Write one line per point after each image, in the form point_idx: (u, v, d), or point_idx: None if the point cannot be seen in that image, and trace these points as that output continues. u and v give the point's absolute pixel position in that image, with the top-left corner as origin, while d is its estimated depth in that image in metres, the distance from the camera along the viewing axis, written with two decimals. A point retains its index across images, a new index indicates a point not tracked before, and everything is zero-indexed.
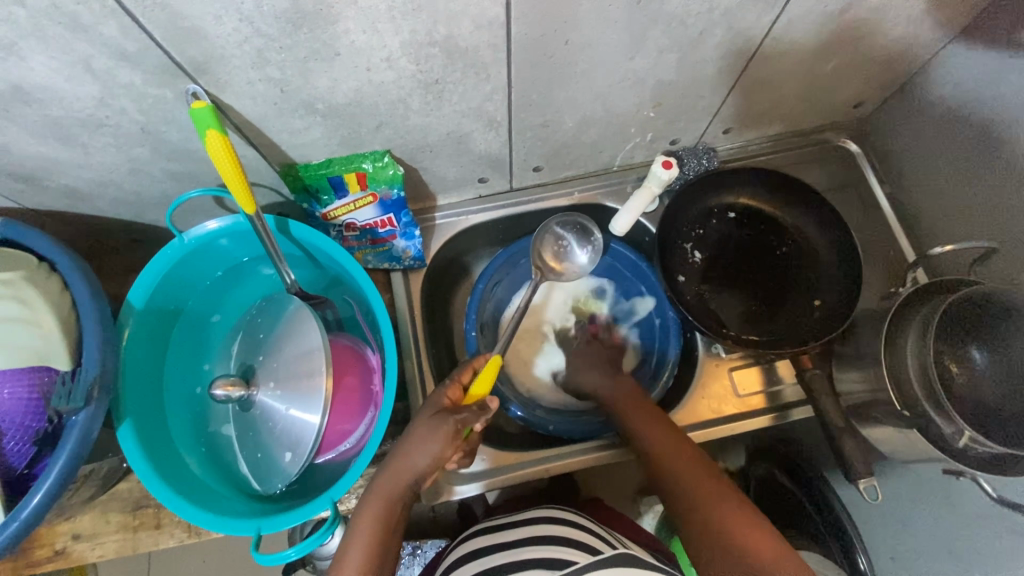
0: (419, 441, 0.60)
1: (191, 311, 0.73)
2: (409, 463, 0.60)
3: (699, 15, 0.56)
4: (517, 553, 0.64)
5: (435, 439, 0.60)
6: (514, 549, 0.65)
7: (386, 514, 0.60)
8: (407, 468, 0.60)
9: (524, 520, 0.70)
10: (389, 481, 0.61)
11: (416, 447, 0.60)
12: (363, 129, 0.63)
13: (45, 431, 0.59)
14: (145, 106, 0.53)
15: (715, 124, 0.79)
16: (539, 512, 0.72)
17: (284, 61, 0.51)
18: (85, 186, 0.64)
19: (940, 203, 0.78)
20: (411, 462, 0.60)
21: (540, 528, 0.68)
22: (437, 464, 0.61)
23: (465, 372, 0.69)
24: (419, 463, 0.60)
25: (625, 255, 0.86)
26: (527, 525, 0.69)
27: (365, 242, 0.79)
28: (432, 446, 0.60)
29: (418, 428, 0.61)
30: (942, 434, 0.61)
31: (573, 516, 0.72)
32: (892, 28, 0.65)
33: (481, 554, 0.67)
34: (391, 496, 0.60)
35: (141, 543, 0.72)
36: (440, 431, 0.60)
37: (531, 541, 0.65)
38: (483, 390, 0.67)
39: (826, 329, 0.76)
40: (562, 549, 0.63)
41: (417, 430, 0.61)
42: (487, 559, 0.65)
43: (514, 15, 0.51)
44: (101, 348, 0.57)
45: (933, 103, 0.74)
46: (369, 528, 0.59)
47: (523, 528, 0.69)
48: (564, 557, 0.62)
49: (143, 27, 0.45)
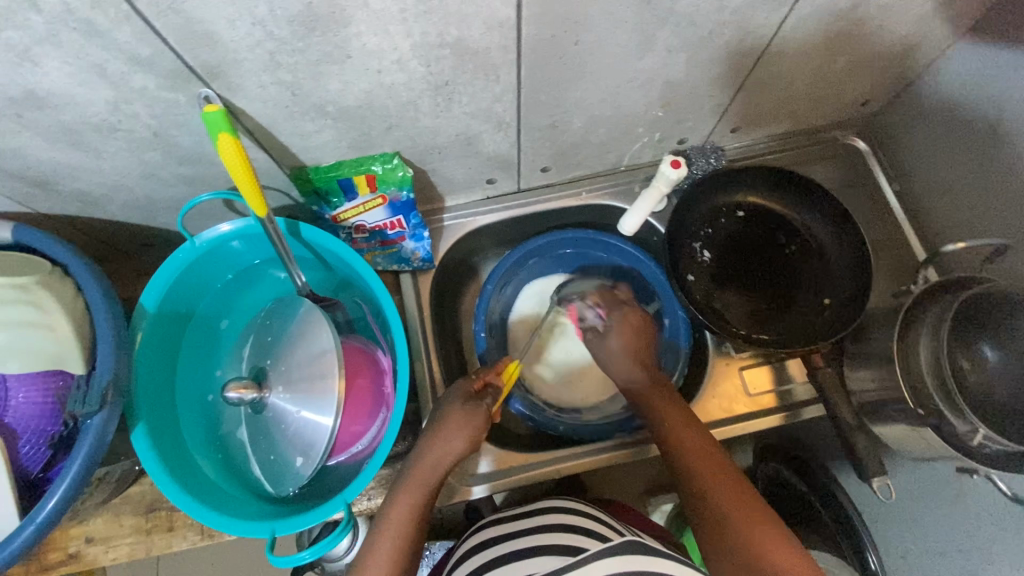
0: (453, 429, 0.64)
1: (201, 314, 0.73)
2: (444, 449, 0.63)
3: (709, 14, 0.56)
4: (536, 541, 0.64)
5: (473, 422, 0.64)
6: (532, 537, 0.65)
7: (414, 505, 0.62)
8: (442, 456, 0.63)
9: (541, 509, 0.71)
10: (422, 468, 0.63)
11: (452, 432, 0.63)
12: (372, 131, 0.63)
13: (61, 434, 0.59)
14: (157, 110, 0.54)
15: (722, 123, 0.79)
16: (551, 503, 0.73)
17: (296, 64, 0.51)
18: (97, 190, 0.64)
19: (949, 201, 0.77)
20: (447, 448, 0.63)
21: (553, 518, 0.68)
22: (468, 448, 0.64)
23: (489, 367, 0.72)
24: (456, 447, 0.63)
25: (634, 257, 0.87)
26: (540, 515, 0.70)
27: (374, 244, 0.79)
28: (469, 430, 0.64)
29: (451, 414, 0.64)
30: (956, 432, 0.61)
31: (587, 508, 0.72)
32: (900, 25, 0.65)
33: (495, 543, 0.67)
34: (424, 486, 0.62)
35: (154, 546, 0.72)
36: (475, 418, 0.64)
37: (546, 530, 0.66)
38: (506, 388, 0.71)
39: (836, 327, 0.76)
40: (577, 539, 0.63)
41: (452, 417, 0.64)
42: (503, 546, 0.66)
43: (525, 17, 0.51)
44: (115, 350, 0.57)
45: (941, 100, 0.74)
46: (400, 520, 0.60)
47: (536, 517, 0.69)
48: (574, 546, 0.62)
49: (156, 31, 0.45)
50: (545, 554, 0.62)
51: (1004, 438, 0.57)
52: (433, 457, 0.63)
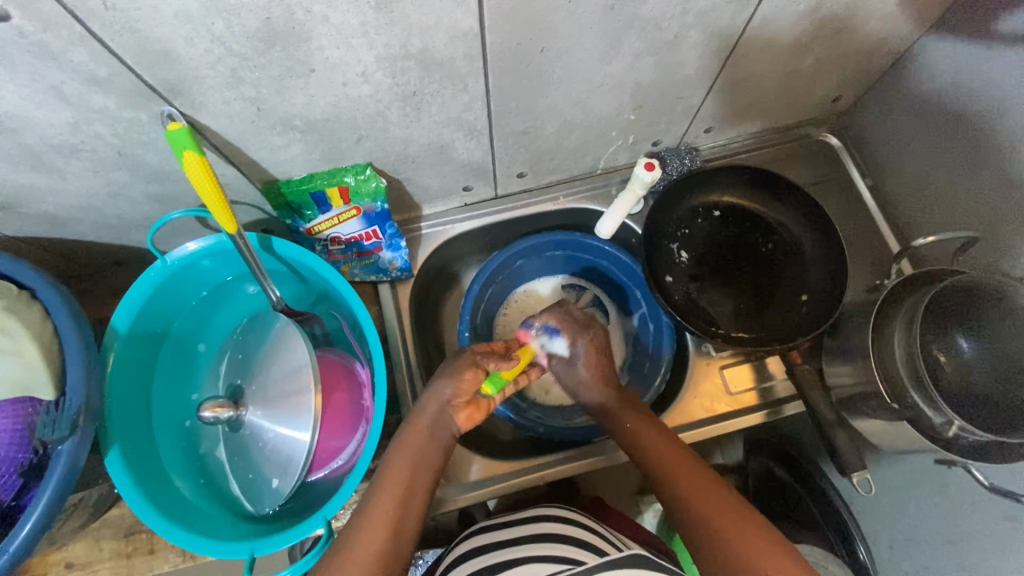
0: (442, 374, 0.65)
1: (176, 334, 0.72)
2: (431, 429, 0.62)
3: (673, 18, 0.57)
4: (543, 549, 0.63)
5: (457, 367, 0.65)
6: (539, 545, 0.64)
7: (411, 482, 0.59)
8: (434, 401, 0.63)
9: (546, 517, 0.70)
10: (402, 464, 0.60)
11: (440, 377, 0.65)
12: (342, 143, 0.62)
13: (31, 462, 0.58)
14: (120, 129, 0.53)
15: (696, 123, 0.80)
16: (547, 510, 0.72)
17: (259, 79, 0.50)
18: (64, 211, 0.63)
19: (921, 195, 0.78)
20: (433, 397, 0.63)
21: (547, 526, 0.68)
22: (459, 392, 0.64)
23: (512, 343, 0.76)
24: (444, 393, 0.63)
25: (623, 260, 0.85)
26: (535, 521, 0.69)
27: (351, 255, 0.79)
28: (455, 370, 0.65)
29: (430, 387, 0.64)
30: (932, 424, 0.61)
31: (585, 519, 0.71)
32: (867, 22, 0.65)
33: (496, 549, 0.66)
34: (422, 445, 0.61)
35: (135, 569, 0.72)
36: (459, 360, 0.66)
37: (552, 539, 0.65)
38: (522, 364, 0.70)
39: (815, 323, 0.76)
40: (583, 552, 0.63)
41: (430, 395, 0.64)
42: (508, 552, 0.64)
43: (488, 26, 0.51)
44: (85, 373, 0.57)
45: (911, 94, 0.75)
46: (396, 483, 0.58)
47: (540, 524, 0.69)
48: (568, 555, 0.62)
49: (113, 51, 0.44)
50: (540, 562, 0.61)
51: (979, 428, 0.58)
52: (409, 456, 0.60)
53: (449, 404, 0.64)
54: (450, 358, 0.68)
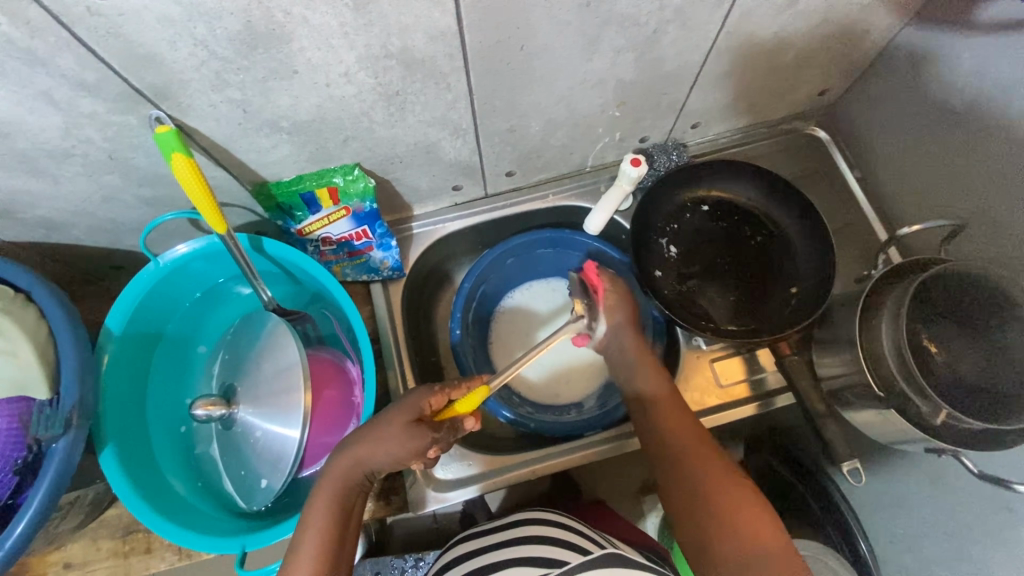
0: (384, 436, 0.56)
1: (171, 335, 0.73)
2: (351, 473, 0.57)
3: (651, 13, 0.57)
4: (549, 551, 0.63)
5: (404, 446, 0.56)
6: (548, 546, 0.64)
7: (339, 525, 0.56)
8: (364, 460, 0.57)
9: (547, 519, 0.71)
10: (330, 517, 0.56)
11: (379, 448, 0.56)
12: (329, 144, 0.63)
13: (26, 460, 0.58)
14: (109, 133, 0.54)
15: (682, 120, 0.80)
16: (546, 513, 0.72)
17: (243, 82, 0.52)
18: (60, 216, 0.64)
19: (907, 186, 0.79)
20: (366, 458, 0.57)
21: (550, 530, 0.68)
22: (394, 465, 0.58)
23: (458, 387, 0.62)
24: (383, 454, 0.56)
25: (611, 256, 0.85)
26: (538, 524, 0.69)
27: (342, 256, 0.80)
28: (396, 453, 0.56)
29: (361, 446, 0.57)
30: (920, 413, 0.61)
31: (577, 524, 0.71)
32: (845, 14, 0.66)
33: (505, 546, 0.67)
34: (346, 487, 0.57)
35: (132, 568, 0.73)
36: (406, 433, 0.56)
37: (559, 542, 0.65)
38: (463, 412, 0.60)
39: (804, 315, 0.76)
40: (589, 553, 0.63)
41: (354, 449, 0.57)
42: (516, 550, 0.65)
43: (466, 25, 0.52)
44: (80, 373, 0.58)
45: (895, 85, 0.75)
46: (320, 526, 0.55)
47: (545, 527, 0.69)
48: (573, 555, 0.63)
49: (98, 56, 0.46)
50: (547, 560, 0.62)
51: (968, 416, 0.58)
52: (337, 506, 0.56)
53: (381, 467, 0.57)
54: (405, 423, 0.57)
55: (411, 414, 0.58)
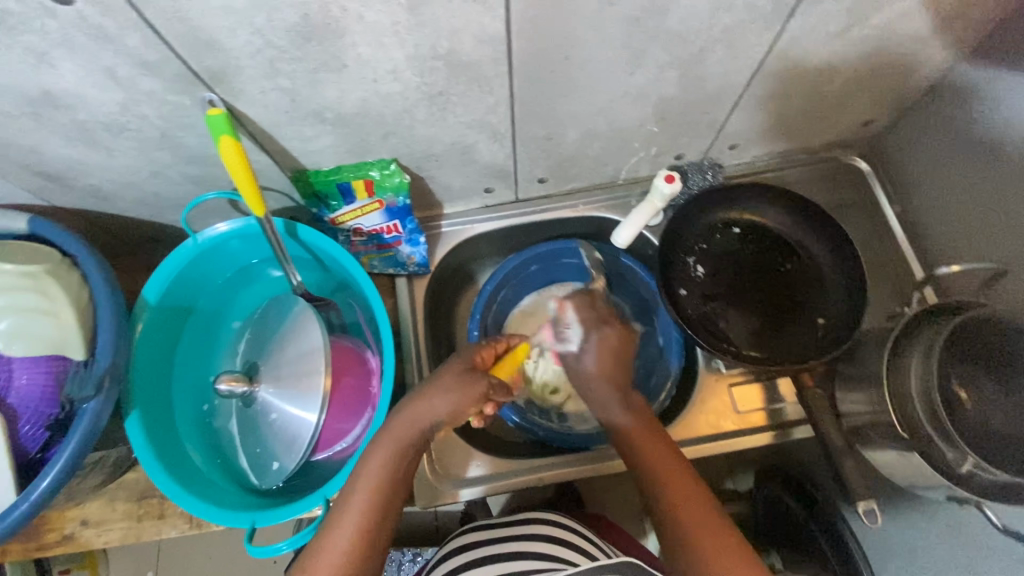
0: (446, 387, 0.59)
1: (201, 310, 0.75)
2: (410, 431, 0.58)
3: (699, 32, 0.57)
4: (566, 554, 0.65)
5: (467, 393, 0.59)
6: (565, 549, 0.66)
7: (389, 483, 0.56)
8: (426, 412, 0.58)
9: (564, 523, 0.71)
10: (368, 506, 0.55)
11: (440, 396, 0.58)
12: (370, 137, 0.65)
13: (59, 417, 0.62)
14: (164, 112, 0.56)
15: (720, 140, 0.80)
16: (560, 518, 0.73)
17: (294, 71, 0.53)
18: (109, 186, 0.67)
19: (949, 225, 0.77)
20: (428, 411, 0.58)
21: (565, 534, 0.69)
22: (454, 420, 0.60)
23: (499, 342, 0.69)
24: (444, 402, 0.58)
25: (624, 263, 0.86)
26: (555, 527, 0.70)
27: (371, 247, 0.81)
28: (460, 402, 0.59)
29: (417, 399, 0.59)
30: (944, 458, 0.59)
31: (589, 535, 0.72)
32: (899, 44, 0.65)
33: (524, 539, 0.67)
34: (403, 443, 0.58)
35: (144, 532, 0.75)
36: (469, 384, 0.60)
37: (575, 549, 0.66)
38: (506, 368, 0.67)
39: (828, 347, 0.75)
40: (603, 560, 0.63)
41: (393, 429, 0.58)
42: (534, 546, 0.66)
43: (515, 31, 0.52)
44: (114, 338, 0.60)
45: (942, 121, 0.74)
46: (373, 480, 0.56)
47: (562, 531, 0.69)
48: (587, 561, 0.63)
49: (162, 38, 0.48)
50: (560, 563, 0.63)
51: (995, 467, 0.56)
52: (376, 492, 0.55)
53: (438, 421, 0.59)
54: (460, 371, 0.61)
55: (466, 363, 0.63)
